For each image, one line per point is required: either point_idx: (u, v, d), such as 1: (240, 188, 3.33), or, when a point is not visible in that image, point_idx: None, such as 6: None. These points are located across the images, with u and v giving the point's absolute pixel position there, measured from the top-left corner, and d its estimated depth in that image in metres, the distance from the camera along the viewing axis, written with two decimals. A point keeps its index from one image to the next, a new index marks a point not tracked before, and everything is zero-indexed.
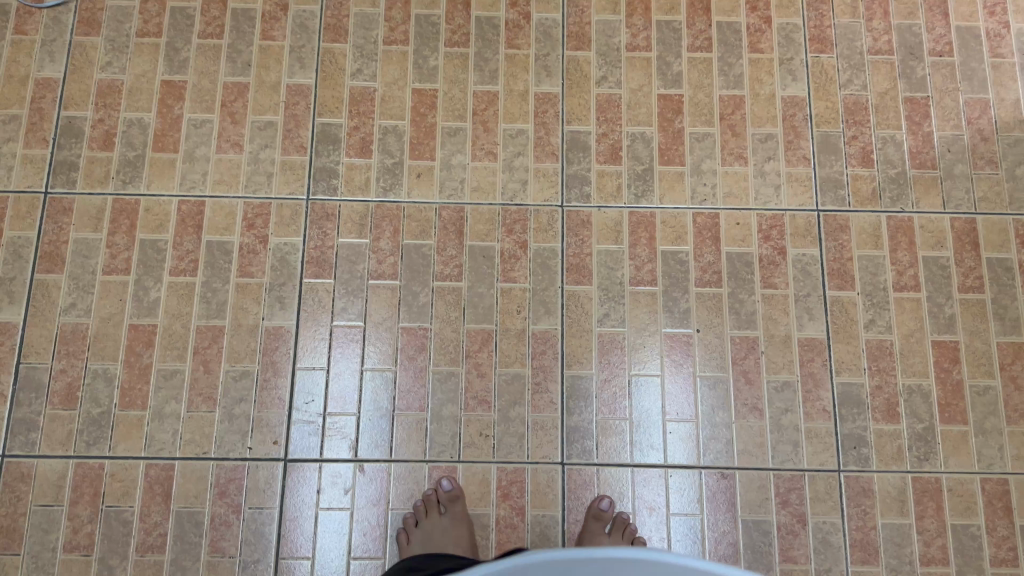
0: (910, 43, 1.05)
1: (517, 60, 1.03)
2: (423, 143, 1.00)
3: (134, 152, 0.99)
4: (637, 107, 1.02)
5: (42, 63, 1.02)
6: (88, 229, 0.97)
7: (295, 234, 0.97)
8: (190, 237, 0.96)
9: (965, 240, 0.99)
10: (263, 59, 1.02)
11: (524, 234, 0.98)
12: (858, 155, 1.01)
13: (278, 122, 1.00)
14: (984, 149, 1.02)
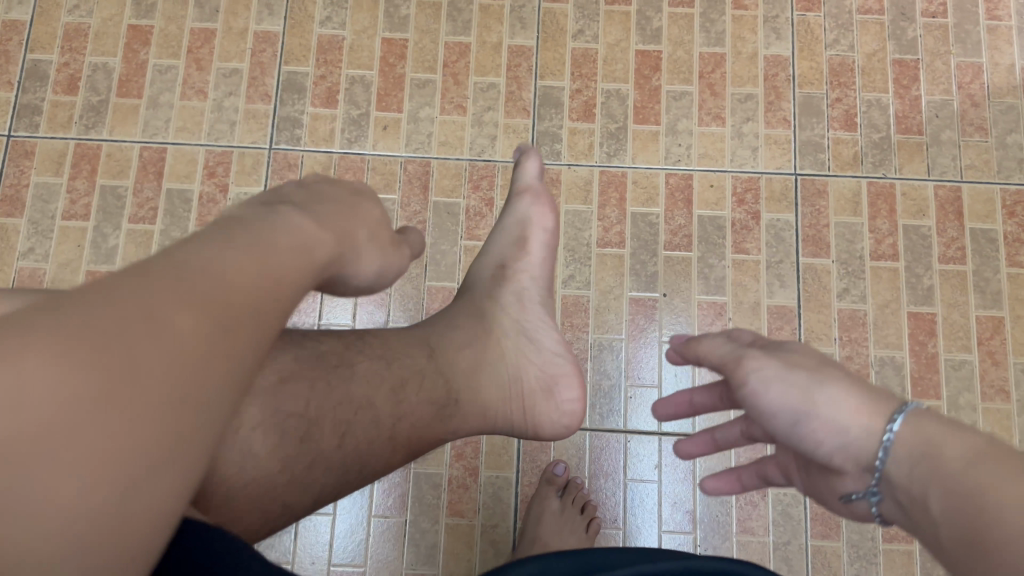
0: (902, 2, 1.01)
1: (491, 11, 1.00)
2: (391, 95, 0.98)
3: (98, 97, 0.98)
4: (612, 63, 0.99)
5: (9, 5, 1.00)
6: (49, 174, 0.95)
7: (255, 184, 0.96)
8: (151, 184, 0.95)
9: (948, 209, 0.95)
10: (232, 5, 1.00)
11: (491, 190, 0.95)
12: (840, 118, 0.98)
13: (243, 70, 0.99)
14: (975, 115, 0.97)
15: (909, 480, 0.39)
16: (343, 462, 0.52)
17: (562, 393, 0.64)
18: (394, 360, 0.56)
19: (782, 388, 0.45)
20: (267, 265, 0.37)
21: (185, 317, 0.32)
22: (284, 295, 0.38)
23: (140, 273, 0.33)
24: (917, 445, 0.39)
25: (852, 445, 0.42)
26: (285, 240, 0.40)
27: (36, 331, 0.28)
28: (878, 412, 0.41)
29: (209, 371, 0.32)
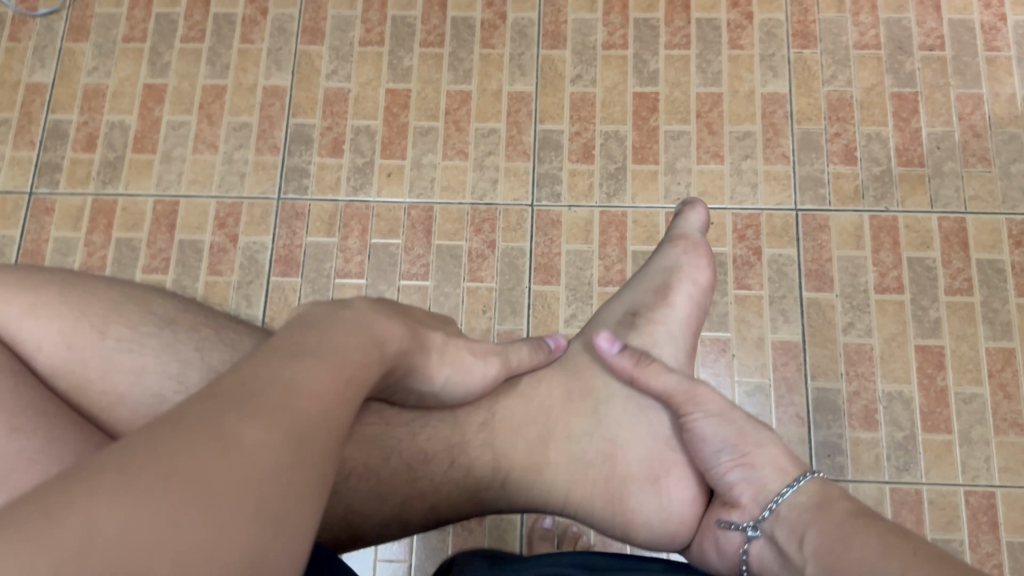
0: (898, 37, 1.01)
1: (491, 59, 1.03)
2: (395, 143, 1.01)
3: (115, 153, 1.02)
4: (611, 105, 1.00)
5: (33, 69, 1.05)
6: (68, 228, 0.99)
7: (264, 233, 0.98)
8: (164, 236, 0.98)
9: (953, 240, 0.94)
10: (242, 62, 1.04)
11: (492, 233, 0.97)
12: (840, 152, 0.98)
13: (253, 123, 1.02)
14: (977, 146, 0.97)
15: (832, 554, 0.47)
16: (399, 504, 0.58)
17: (673, 488, 0.59)
18: (469, 422, 0.60)
19: (732, 426, 0.58)
20: (338, 371, 0.41)
21: (252, 428, 0.33)
22: (351, 398, 0.41)
23: (214, 401, 0.35)
24: (811, 501, 0.53)
25: (761, 478, 0.55)
26: (344, 344, 0.44)
27: (141, 458, 0.30)
28: (788, 475, 0.55)
29: (296, 470, 0.34)
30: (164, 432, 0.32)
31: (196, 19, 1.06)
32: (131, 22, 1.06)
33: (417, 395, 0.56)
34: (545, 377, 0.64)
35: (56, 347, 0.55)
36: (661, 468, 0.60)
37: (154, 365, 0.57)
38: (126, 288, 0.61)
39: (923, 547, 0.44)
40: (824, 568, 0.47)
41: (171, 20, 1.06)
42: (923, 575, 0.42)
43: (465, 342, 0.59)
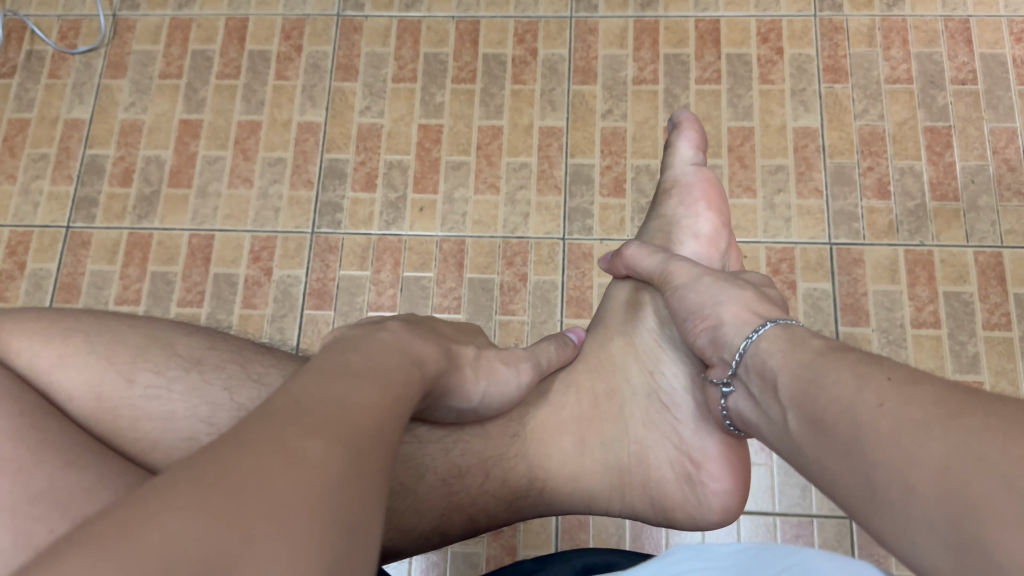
0: (930, 71, 1.01)
1: (522, 95, 1.04)
2: (427, 177, 1.01)
3: (151, 188, 1.03)
4: (642, 140, 1.01)
5: (72, 105, 1.07)
6: (104, 261, 1.00)
7: (297, 266, 0.98)
8: (198, 269, 0.99)
9: (990, 274, 0.93)
10: (276, 98, 1.06)
11: (524, 266, 0.97)
12: (873, 186, 0.98)
13: (287, 158, 1.03)
14: (1011, 180, 0.97)
15: (806, 396, 0.45)
16: (439, 516, 0.57)
17: (705, 482, 0.60)
18: (500, 434, 0.60)
19: (697, 293, 0.59)
20: (386, 389, 0.42)
21: (316, 441, 0.33)
22: (399, 412, 0.41)
23: (270, 418, 0.35)
24: (773, 346, 0.50)
25: (721, 334, 0.55)
26: (385, 364, 0.45)
27: (206, 476, 0.30)
28: (752, 320, 0.54)
29: (362, 478, 0.33)
30: (226, 449, 0.32)
31: (232, 56, 1.08)
32: (168, 59, 1.08)
33: (455, 413, 0.57)
34: (575, 381, 0.64)
35: (83, 394, 0.53)
36: (700, 460, 0.60)
37: (184, 409, 0.54)
38: (152, 329, 0.58)
39: (897, 369, 0.41)
40: (799, 413, 0.45)
41: (207, 57, 1.08)
42: (900, 404, 0.39)
43: (496, 351, 0.60)
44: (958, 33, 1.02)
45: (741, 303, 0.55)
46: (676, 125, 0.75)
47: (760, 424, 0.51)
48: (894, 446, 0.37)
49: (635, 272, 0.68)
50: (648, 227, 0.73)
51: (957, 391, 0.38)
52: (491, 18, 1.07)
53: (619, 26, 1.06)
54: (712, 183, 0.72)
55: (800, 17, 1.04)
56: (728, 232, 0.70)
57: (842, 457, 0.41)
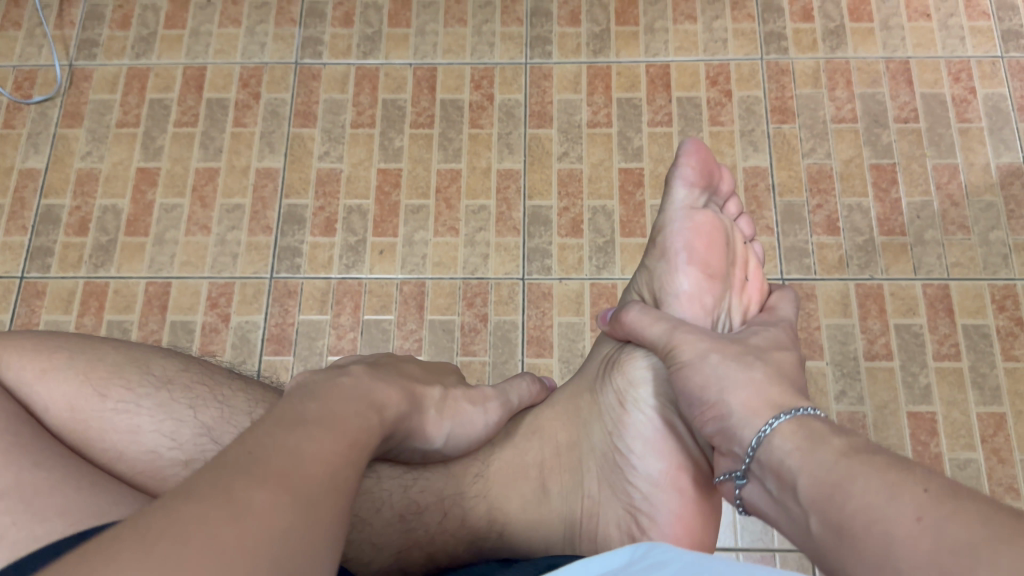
0: (874, 110, 1.05)
1: (479, 139, 1.05)
2: (386, 221, 1.02)
3: (107, 237, 1.02)
4: (598, 181, 1.03)
5: (27, 155, 1.06)
6: (59, 311, 0.99)
7: (256, 312, 0.98)
8: (155, 317, 0.98)
9: (938, 306, 0.96)
10: (235, 145, 1.06)
11: (484, 307, 0.97)
12: (823, 223, 1.00)
13: (245, 205, 1.03)
14: (955, 214, 0.99)
15: (831, 497, 0.44)
16: (395, 553, 0.57)
17: None
18: (464, 475, 0.61)
19: (703, 374, 0.56)
20: (342, 438, 0.43)
21: (263, 491, 0.35)
22: (356, 462, 0.42)
23: (225, 467, 0.36)
24: (793, 443, 0.49)
25: (733, 429, 0.53)
26: (344, 411, 0.46)
27: (153, 527, 0.32)
28: (764, 412, 0.52)
29: (308, 527, 0.35)
30: (175, 499, 0.34)
31: (189, 104, 1.08)
32: (125, 108, 1.08)
33: (421, 453, 0.59)
34: (540, 428, 0.66)
35: (60, 407, 0.56)
36: (648, 524, 0.61)
37: (149, 424, 0.56)
38: (133, 349, 0.61)
39: (932, 481, 0.41)
40: (824, 516, 0.44)
41: (165, 106, 1.08)
42: (941, 520, 0.38)
43: (465, 392, 0.62)
44: (899, 74, 1.06)
45: (752, 389, 0.53)
46: (675, 159, 0.72)
47: (778, 518, 0.50)
48: (934, 566, 0.37)
49: (636, 338, 0.65)
50: (642, 273, 0.72)
51: (998, 512, 0.38)
52: (448, 65, 1.09)
53: (573, 71, 1.08)
54: (705, 229, 0.70)
55: (747, 61, 1.08)
56: (715, 289, 0.69)
57: (873, 566, 0.40)
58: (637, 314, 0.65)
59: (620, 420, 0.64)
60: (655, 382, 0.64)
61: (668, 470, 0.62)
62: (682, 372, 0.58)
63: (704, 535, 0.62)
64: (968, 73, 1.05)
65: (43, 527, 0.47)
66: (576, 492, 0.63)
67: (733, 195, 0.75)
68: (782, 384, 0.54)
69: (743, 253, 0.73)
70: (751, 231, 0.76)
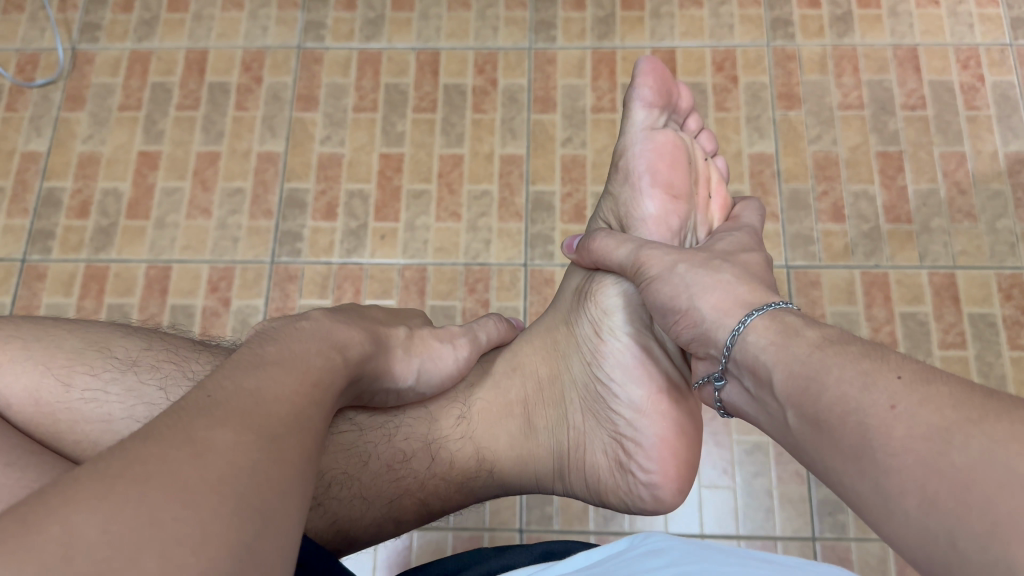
0: (881, 97, 1.04)
1: (482, 124, 1.04)
2: (388, 206, 1.01)
3: (108, 220, 1.02)
4: (601, 166, 1.02)
5: (29, 138, 1.06)
6: (59, 294, 0.98)
7: (256, 296, 0.98)
8: (155, 300, 0.98)
9: (944, 294, 0.95)
10: (236, 129, 1.05)
11: (486, 293, 0.97)
12: (828, 210, 0.99)
13: (246, 188, 1.03)
14: (962, 202, 0.98)
15: (807, 396, 0.43)
16: (387, 503, 0.57)
17: (637, 472, 0.61)
18: (443, 415, 0.61)
19: (672, 284, 0.56)
20: (304, 376, 0.43)
21: (223, 431, 0.35)
22: (319, 400, 0.43)
23: (185, 412, 0.36)
24: (764, 338, 0.48)
25: (707, 332, 0.52)
26: (304, 352, 0.46)
27: (111, 468, 0.31)
28: (734, 311, 0.51)
29: (276, 464, 0.35)
30: (137, 442, 0.33)
31: (191, 87, 1.08)
32: (127, 91, 1.08)
33: (395, 395, 0.58)
34: (520, 364, 0.66)
35: (23, 401, 0.53)
36: (634, 448, 0.61)
37: (122, 411, 0.54)
38: (91, 332, 0.58)
39: (905, 367, 0.40)
40: (801, 411, 0.44)
41: (167, 89, 1.08)
42: (914, 407, 0.37)
43: (432, 331, 0.62)
44: (907, 60, 1.05)
45: (722, 289, 0.53)
46: (632, 80, 0.71)
47: (760, 418, 0.50)
48: (910, 456, 0.36)
49: (604, 265, 0.65)
50: (606, 199, 0.72)
51: (970, 391, 0.37)
52: (451, 49, 1.08)
53: (577, 56, 1.07)
54: (666, 150, 0.70)
55: (753, 46, 1.07)
56: (681, 208, 0.69)
57: (849, 461, 0.40)
58: (603, 240, 0.65)
59: (597, 349, 0.64)
60: (628, 308, 0.64)
61: (650, 396, 0.61)
62: (653, 285, 0.58)
63: (691, 455, 0.62)
64: (977, 60, 1.04)
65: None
66: (562, 424, 0.64)
67: (691, 111, 0.75)
68: (752, 283, 0.53)
69: (706, 170, 0.73)
70: (712, 145, 0.76)
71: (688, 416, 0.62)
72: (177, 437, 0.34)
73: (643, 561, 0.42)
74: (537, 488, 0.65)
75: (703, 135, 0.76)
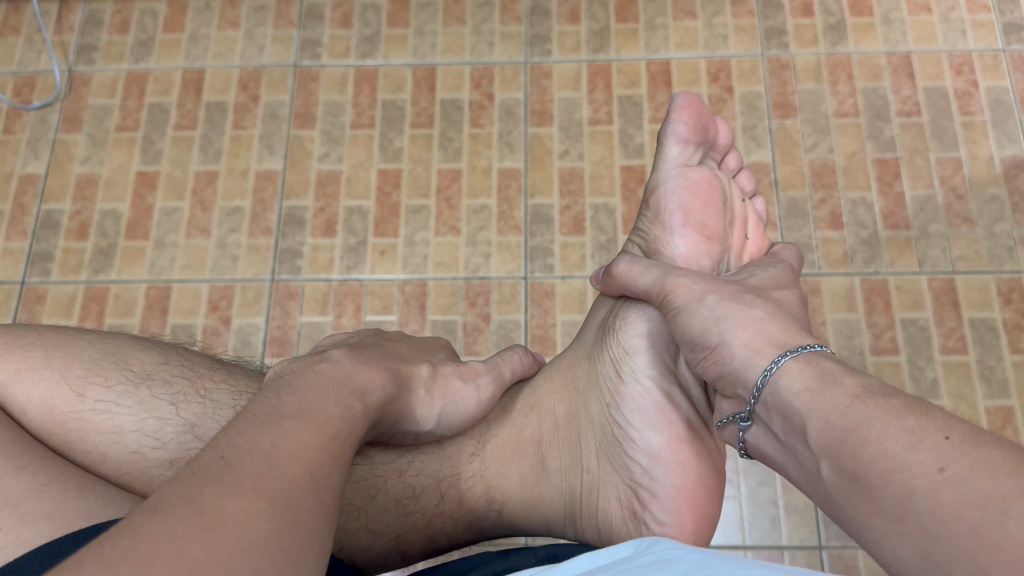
0: (876, 104, 1.04)
1: (480, 138, 1.05)
2: (387, 222, 1.01)
3: (107, 241, 1.02)
4: (599, 178, 1.02)
5: (27, 160, 1.06)
6: (60, 316, 0.98)
7: (257, 314, 0.98)
8: (156, 320, 0.98)
9: (944, 300, 0.95)
10: (234, 148, 1.06)
11: (487, 306, 0.97)
12: (827, 218, 0.99)
13: (245, 207, 1.03)
14: (960, 207, 0.99)
15: (841, 445, 0.44)
16: (394, 537, 0.58)
17: (651, 519, 0.60)
18: (456, 455, 0.61)
19: (701, 317, 0.56)
20: (322, 431, 0.43)
21: (234, 500, 0.35)
22: (338, 455, 0.42)
23: (198, 477, 0.36)
24: (799, 383, 0.48)
25: (737, 372, 0.52)
26: (322, 402, 0.45)
27: (118, 549, 0.31)
28: (766, 351, 0.51)
29: (288, 532, 0.35)
30: (144, 517, 0.33)
31: (188, 107, 1.08)
32: (124, 112, 1.08)
33: (413, 435, 0.59)
34: (538, 401, 0.66)
35: (37, 409, 0.54)
36: (648, 498, 0.60)
37: (131, 423, 0.55)
38: (110, 344, 0.59)
39: (952, 427, 0.41)
40: (836, 463, 0.44)
41: (164, 109, 1.08)
42: (965, 471, 0.38)
43: (455, 369, 0.62)
44: (901, 67, 1.06)
45: (752, 326, 0.53)
46: (668, 114, 0.72)
47: (786, 463, 0.51)
48: (960, 522, 0.37)
49: (629, 291, 0.65)
50: (635, 234, 0.72)
51: (1021, 461, 0.38)
52: (447, 64, 1.09)
53: (573, 69, 1.07)
54: (700, 187, 0.70)
55: (748, 56, 1.07)
56: (713, 248, 0.69)
57: (890, 519, 0.40)
58: (632, 266, 0.65)
59: (618, 391, 0.63)
60: (652, 349, 0.64)
61: (669, 442, 0.61)
62: (679, 315, 0.57)
63: (710, 508, 0.61)
64: (970, 66, 1.05)
65: (30, 531, 0.44)
66: (575, 467, 0.63)
67: (731, 149, 0.76)
68: (782, 321, 0.53)
69: (744, 212, 0.73)
70: (751, 187, 0.77)
71: (709, 467, 0.61)
72: (188, 506, 0.34)
73: (650, 571, 0.41)
74: (547, 529, 0.64)
75: (742, 173, 0.77)
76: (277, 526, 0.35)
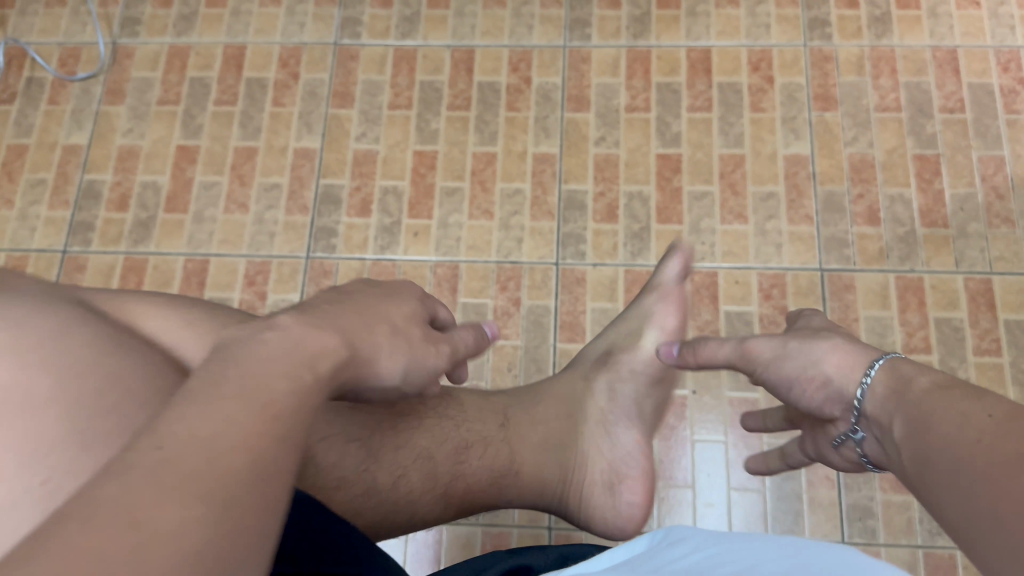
0: (919, 99, 1.03)
1: (516, 122, 1.05)
2: (422, 203, 1.02)
3: (147, 213, 1.04)
4: (635, 166, 1.02)
5: (70, 131, 1.08)
6: (99, 285, 1.00)
7: (292, 290, 0.99)
8: (193, 293, 0.99)
9: (980, 300, 0.94)
10: (273, 125, 1.07)
11: (518, 291, 0.97)
12: (863, 213, 0.98)
13: (283, 184, 1.04)
14: (1000, 207, 0.97)
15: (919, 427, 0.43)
16: (439, 495, 0.60)
17: (625, 494, 0.68)
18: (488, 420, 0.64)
19: (792, 367, 0.54)
20: (316, 363, 0.38)
21: (203, 423, 0.30)
22: (317, 389, 0.36)
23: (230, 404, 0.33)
24: (886, 389, 0.47)
25: (841, 393, 0.51)
26: (324, 333, 0.41)
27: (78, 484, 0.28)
28: (859, 365, 0.50)
29: (261, 467, 0.30)
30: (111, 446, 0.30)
31: (229, 82, 1.09)
32: (166, 85, 1.09)
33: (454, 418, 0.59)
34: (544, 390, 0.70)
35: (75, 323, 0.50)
36: (624, 477, 0.68)
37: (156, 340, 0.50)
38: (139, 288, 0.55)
39: (998, 407, 0.39)
40: (910, 452, 0.43)
41: (205, 84, 1.09)
42: (996, 441, 0.37)
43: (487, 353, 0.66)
44: (946, 62, 1.04)
45: (849, 349, 0.52)
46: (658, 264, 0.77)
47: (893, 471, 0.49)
48: (989, 486, 0.35)
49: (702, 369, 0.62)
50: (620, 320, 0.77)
51: None
52: (486, 47, 1.08)
53: (612, 55, 1.07)
54: (674, 294, 0.74)
55: (790, 47, 1.06)
56: (679, 307, 0.74)
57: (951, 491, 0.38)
58: (708, 342, 0.61)
59: (613, 393, 0.70)
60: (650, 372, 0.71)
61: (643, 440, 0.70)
62: (771, 356, 0.56)
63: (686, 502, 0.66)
64: (1018, 63, 1.03)
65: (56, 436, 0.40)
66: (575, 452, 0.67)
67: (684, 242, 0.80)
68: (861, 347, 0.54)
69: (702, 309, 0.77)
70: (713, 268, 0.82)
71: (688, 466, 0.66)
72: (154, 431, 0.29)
73: (665, 551, 0.43)
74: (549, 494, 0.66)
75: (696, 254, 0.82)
76: (257, 462, 0.30)
